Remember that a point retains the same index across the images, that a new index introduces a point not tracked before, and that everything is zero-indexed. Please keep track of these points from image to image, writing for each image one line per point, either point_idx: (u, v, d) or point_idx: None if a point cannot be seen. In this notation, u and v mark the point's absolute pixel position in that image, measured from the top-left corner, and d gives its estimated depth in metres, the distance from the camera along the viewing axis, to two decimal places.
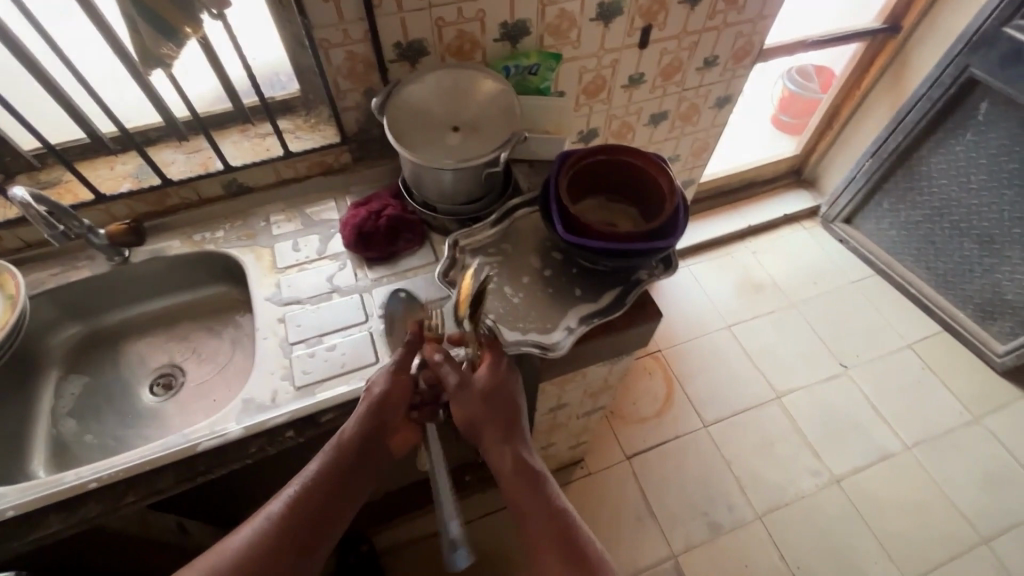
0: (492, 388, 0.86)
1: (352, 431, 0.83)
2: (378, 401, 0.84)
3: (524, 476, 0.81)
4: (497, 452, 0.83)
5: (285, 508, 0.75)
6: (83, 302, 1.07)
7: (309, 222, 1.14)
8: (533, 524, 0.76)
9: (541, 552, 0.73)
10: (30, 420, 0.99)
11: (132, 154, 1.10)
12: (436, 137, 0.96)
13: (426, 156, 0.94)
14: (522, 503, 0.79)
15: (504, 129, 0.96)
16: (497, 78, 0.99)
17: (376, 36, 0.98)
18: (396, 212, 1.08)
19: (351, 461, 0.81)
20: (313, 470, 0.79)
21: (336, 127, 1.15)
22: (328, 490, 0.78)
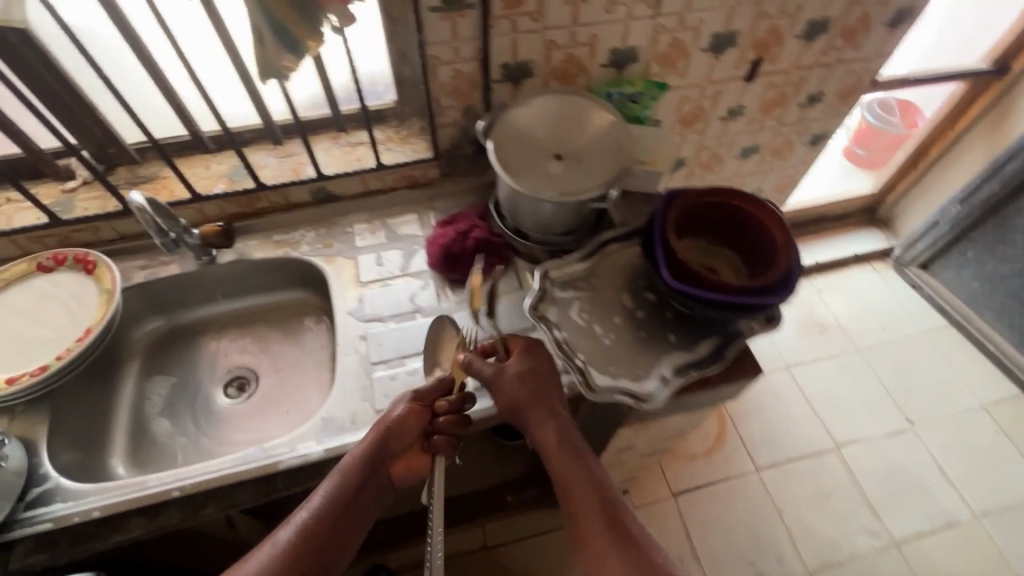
0: (533, 376, 0.85)
1: (360, 452, 0.81)
2: (391, 428, 0.83)
3: (564, 450, 0.80)
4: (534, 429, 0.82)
5: (298, 532, 0.72)
6: (167, 297, 1.08)
7: (393, 236, 1.12)
8: (576, 495, 0.76)
9: (589, 524, 0.73)
10: (111, 410, 0.99)
11: (227, 154, 1.10)
12: (538, 165, 0.92)
13: (528, 184, 0.91)
14: (561, 478, 0.78)
15: (612, 164, 0.91)
16: (611, 110, 0.94)
17: (485, 55, 0.95)
18: (484, 235, 1.05)
19: (362, 482, 0.79)
20: (323, 494, 0.76)
21: (428, 141, 1.13)
22: (343, 508, 0.76)
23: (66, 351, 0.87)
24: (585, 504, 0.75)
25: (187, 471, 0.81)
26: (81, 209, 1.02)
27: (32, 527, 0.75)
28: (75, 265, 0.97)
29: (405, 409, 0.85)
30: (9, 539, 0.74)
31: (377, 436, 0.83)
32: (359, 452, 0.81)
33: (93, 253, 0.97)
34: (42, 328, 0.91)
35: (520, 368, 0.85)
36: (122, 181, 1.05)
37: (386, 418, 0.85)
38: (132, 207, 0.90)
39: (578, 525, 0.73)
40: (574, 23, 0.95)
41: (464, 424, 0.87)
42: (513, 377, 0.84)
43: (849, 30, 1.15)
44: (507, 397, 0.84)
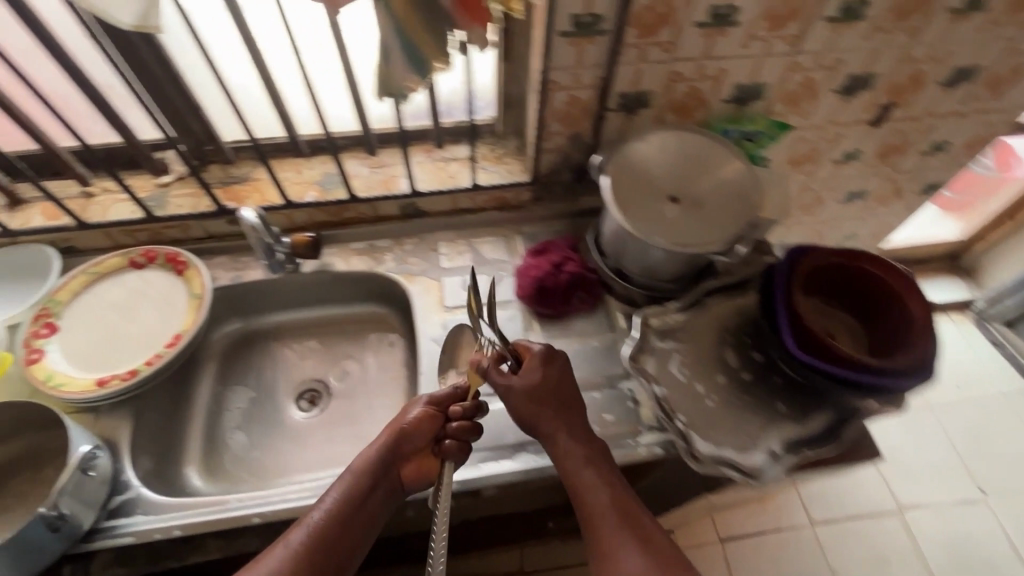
0: (551, 385, 0.81)
1: (371, 454, 0.78)
2: (400, 431, 0.80)
3: (586, 460, 0.77)
4: (554, 437, 0.79)
5: (310, 535, 0.70)
6: (247, 300, 1.06)
7: (479, 259, 1.07)
8: (597, 507, 0.73)
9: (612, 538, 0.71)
10: (188, 413, 0.98)
11: (320, 160, 1.07)
12: (653, 208, 0.86)
13: (641, 227, 0.84)
14: (582, 490, 0.75)
15: (736, 217, 0.84)
16: (743, 160, 0.87)
17: (607, 83, 0.89)
18: (578, 270, 0.99)
19: (373, 484, 0.76)
20: (335, 497, 0.74)
21: (524, 163, 1.08)
22: (354, 510, 0.74)
23: (155, 356, 0.85)
24: (608, 518, 0.72)
25: (267, 495, 0.78)
26: (174, 206, 1.01)
27: (112, 540, 0.73)
28: (165, 263, 0.96)
29: (418, 412, 0.82)
30: (91, 549, 0.73)
31: (385, 439, 0.79)
32: (371, 454, 0.78)
33: (184, 254, 0.95)
34: (132, 327, 0.90)
35: (540, 374, 0.81)
36: (215, 180, 1.03)
37: (398, 420, 0.82)
38: (244, 223, 0.91)
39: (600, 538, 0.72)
40: (705, 55, 0.88)
41: (476, 431, 0.81)
42: (529, 382, 0.81)
43: (996, 79, 1.04)
44: (522, 405, 0.80)
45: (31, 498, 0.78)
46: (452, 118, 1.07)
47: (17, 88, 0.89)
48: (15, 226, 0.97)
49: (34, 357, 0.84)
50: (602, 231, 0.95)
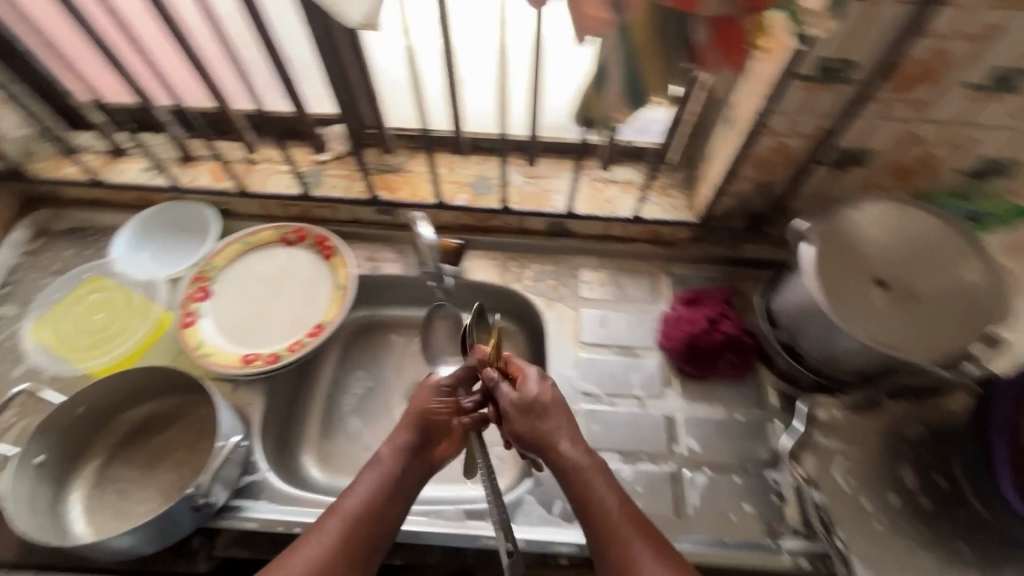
0: (545, 401, 0.73)
1: (400, 446, 0.75)
2: (425, 417, 0.78)
3: (593, 475, 0.68)
4: (557, 451, 0.70)
5: (343, 523, 0.66)
6: (376, 290, 1.02)
7: (622, 295, 0.99)
8: (608, 526, 0.64)
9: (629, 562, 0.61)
10: (308, 398, 0.96)
11: (475, 161, 1.02)
12: (851, 286, 0.74)
13: (842, 313, 0.72)
14: (589, 508, 0.66)
15: (961, 331, 0.71)
16: (989, 263, 0.72)
17: (828, 135, 0.77)
18: (735, 332, 0.89)
19: (403, 472, 0.73)
20: (367, 486, 0.70)
21: (691, 199, 0.98)
22: (386, 499, 0.70)
23: (297, 343, 0.86)
24: (624, 538, 0.62)
25: None
26: (328, 187, 1.00)
27: (237, 525, 0.75)
28: (314, 246, 0.95)
29: (442, 398, 0.80)
30: (218, 527, 0.74)
31: (409, 424, 0.77)
32: (402, 444, 0.75)
33: (333, 240, 0.94)
34: (276, 307, 0.91)
35: (539, 394, 0.74)
36: (370, 165, 1.01)
37: (419, 406, 0.79)
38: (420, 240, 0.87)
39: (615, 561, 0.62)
40: (963, 121, 0.73)
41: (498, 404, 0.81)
42: (522, 402, 0.73)
43: None
44: (522, 421, 0.73)
45: (165, 461, 0.79)
46: (642, 138, 0.98)
47: (210, 50, 0.90)
48: (185, 182, 0.99)
49: (189, 320, 0.87)
50: (779, 299, 0.84)
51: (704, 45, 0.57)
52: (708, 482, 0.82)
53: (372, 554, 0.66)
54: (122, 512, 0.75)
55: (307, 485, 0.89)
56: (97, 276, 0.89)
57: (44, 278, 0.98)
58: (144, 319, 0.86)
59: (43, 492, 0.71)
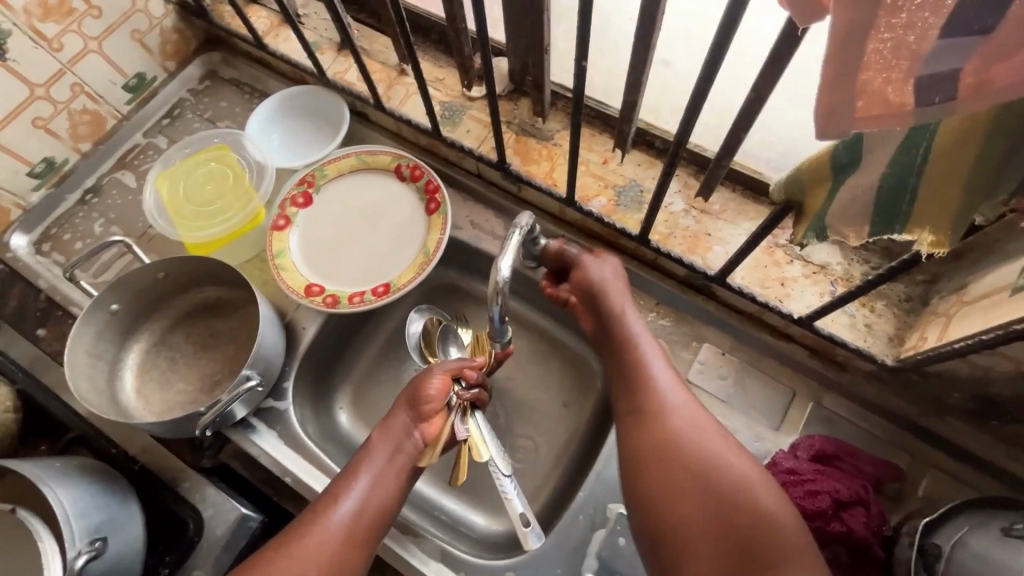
0: (613, 282, 0.70)
1: (399, 429, 0.62)
2: (417, 396, 0.64)
3: (660, 367, 0.63)
4: (619, 315, 0.68)
5: (345, 509, 0.57)
6: (473, 258, 0.87)
7: (739, 399, 0.75)
8: (659, 399, 0.60)
9: (695, 447, 0.55)
10: (361, 338, 0.89)
11: (635, 162, 0.80)
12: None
13: None
14: (639, 375, 0.62)
15: None
16: None
17: None
18: (863, 534, 0.63)
19: (397, 458, 0.61)
20: (367, 473, 0.59)
21: (898, 331, 0.69)
22: (383, 483, 0.59)
23: (359, 296, 0.79)
24: (701, 430, 0.57)
25: None
26: (463, 131, 0.87)
27: (245, 443, 0.76)
28: (422, 193, 0.84)
29: (440, 378, 0.64)
30: (230, 437, 0.76)
31: (404, 401, 0.65)
32: (398, 428, 0.63)
33: (442, 195, 0.82)
34: (360, 243, 0.84)
35: (611, 277, 0.71)
36: (516, 121, 0.85)
37: (416, 383, 0.65)
38: (496, 284, 0.54)
39: (677, 445, 0.56)
40: None
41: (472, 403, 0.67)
42: (592, 279, 0.70)
43: None
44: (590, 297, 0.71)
45: (215, 349, 0.81)
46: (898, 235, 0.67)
47: None
48: (330, 74, 0.93)
49: (280, 223, 0.84)
50: (958, 542, 0.55)
51: None
52: None
53: (378, 539, 0.58)
54: (166, 380, 0.79)
55: (329, 427, 0.84)
56: (224, 146, 0.89)
57: (195, 121, 1.00)
58: (242, 209, 0.85)
59: (111, 335, 0.76)
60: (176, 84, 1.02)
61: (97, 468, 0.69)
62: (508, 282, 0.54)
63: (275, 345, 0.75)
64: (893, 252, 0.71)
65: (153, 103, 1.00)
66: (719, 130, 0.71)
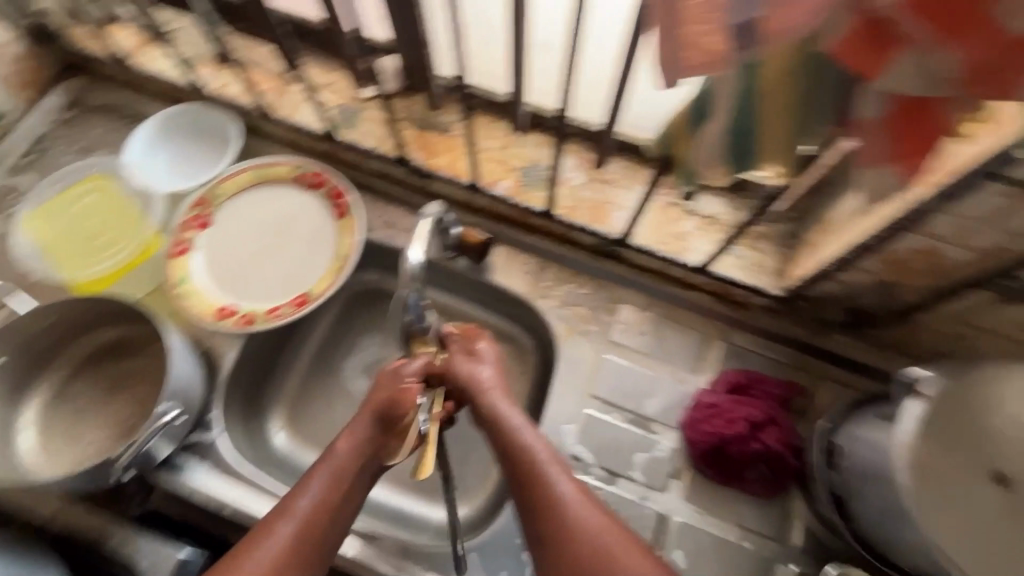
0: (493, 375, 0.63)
1: (360, 436, 0.58)
2: (390, 403, 0.58)
3: (530, 438, 0.58)
4: (510, 430, 0.58)
5: (296, 528, 0.54)
6: (392, 257, 0.87)
7: (658, 350, 0.81)
8: (568, 525, 0.53)
9: (556, 519, 0.53)
10: (289, 355, 0.86)
11: (532, 143, 0.84)
12: (972, 501, 0.53)
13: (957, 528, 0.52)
14: (540, 496, 0.55)
15: None
16: None
17: (1010, 265, 0.53)
18: (778, 447, 0.71)
19: (358, 472, 0.57)
20: (322, 485, 0.56)
21: (782, 265, 0.77)
22: (341, 499, 0.56)
23: (277, 311, 0.77)
24: (563, 504, 0.54)
25: None
26: (361, 132, 0.86)
27: (175, 483, 0.72)
28: (329, 199, 0.83)
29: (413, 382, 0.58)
30: (156, 480, 0.72)
31: (372, 406, 0.59)
32: (361, 434, 0.58)
33: (349, 198, 0.81)
34: (270, 258, 0.82)
35: (489, 374, 0.62)
36: (413, 117, 0.86)
37: (384, 389, 0.59)
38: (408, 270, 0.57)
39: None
40: None
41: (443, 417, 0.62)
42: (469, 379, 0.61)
43: None
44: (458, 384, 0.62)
45: (124, 392, 0.76)
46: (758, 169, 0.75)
47: None
48: (212, 89, 0.89)
49: (180, 250, 0.80)
50: (852, 436, 0.64)
51: (871, 124, 0.35)
52: None
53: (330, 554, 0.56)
54: (73, 434, 0.73)
55: (267, 451, 0.81)
56: (102, 177, 0.84)
57: (64, 155, 0.92)
58: (130, 242, 0.81)
59: None
60: (36, 118, 0.93)
61: (3, 543, 0.63)
62: None
63: (192, 376, 0.71)
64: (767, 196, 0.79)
65: (11, 142, 0.91)
66: (603, 104, 0.76)
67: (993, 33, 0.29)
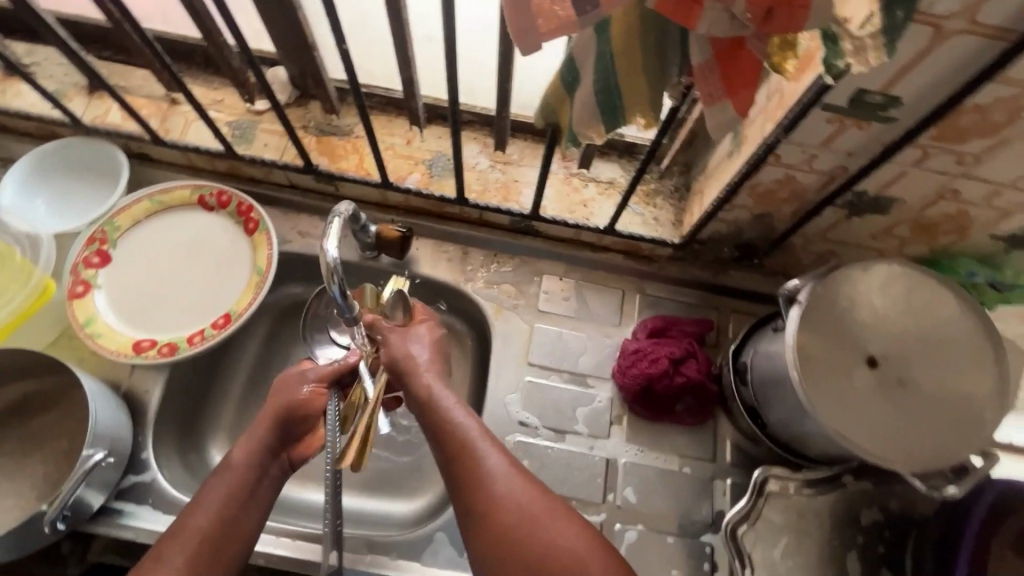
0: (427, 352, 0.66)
1: (257, 445, 0.61)
2: (291, 407, 0.63)
3: (461, 414, 0.61)
4: (439, 406, 0.61)
5: (188, 545, 0.54)
6: (313, 266, 0.86)
7: (583, 311, 0.87)
8: (493, 490, 0.57)
9: (483, 484, 0.57)
10: (221, 381, 0.84)
11: (435, 135, 0.87)
12: (840, 385, 0.63)
13: (827, 408, 0.61)
14: (470, 468, 0.58)
15: (951, 437, 0.62)
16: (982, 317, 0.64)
17: (849, 181, 0.62)
18: (698, 376, 0.79)
19: (257, 482, 0.60)
20: (219, 499, 0.57)
21: (678, 215, 0.85)
22: (238, 511, 0.57)
23: (199, 335, 0.75)
24: (489, 471, 0.58)
25: (278, 534, 0.72)
26: (260, 145, 0.85)
27: (115, 530, 0.68)
28: (236, 215, 0.81)
29: (314, 386, 0.64)
30: (93, 532, 0.68)
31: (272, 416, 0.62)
32: (260, 443, 0.61)
33: (257, 212, 0.80)
34: (182, 284, 0.79)
35: (424, 356, 0.65)
36: (312, 124, 0.86)
37: (285, 392, 0.64)
38: (326, 265, 0.55)
39: (515, 538, 0.55)
40: (1011, 185, 0.59)
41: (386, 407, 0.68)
42: (400, 354, 0.65)
43: None
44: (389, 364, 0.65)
45: (40, 449, 0.71)
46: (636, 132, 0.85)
47: None
48: (88, 120, 0.84)
49: (79, 290, 0.76)
50: (755, 351, 0.72)
51: (700, 67, 0.40)
52: (636, 537, 0.75)
53: (225, 573, 0.55)
54: None
55: None
56: None
57: None
58: (21, 286, 0.73)
59: None
60: None
61: None
62: (339, 261, 0.56)
63: (116, 416, 0.68)
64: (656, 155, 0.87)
65: None
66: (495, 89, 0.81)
67: None
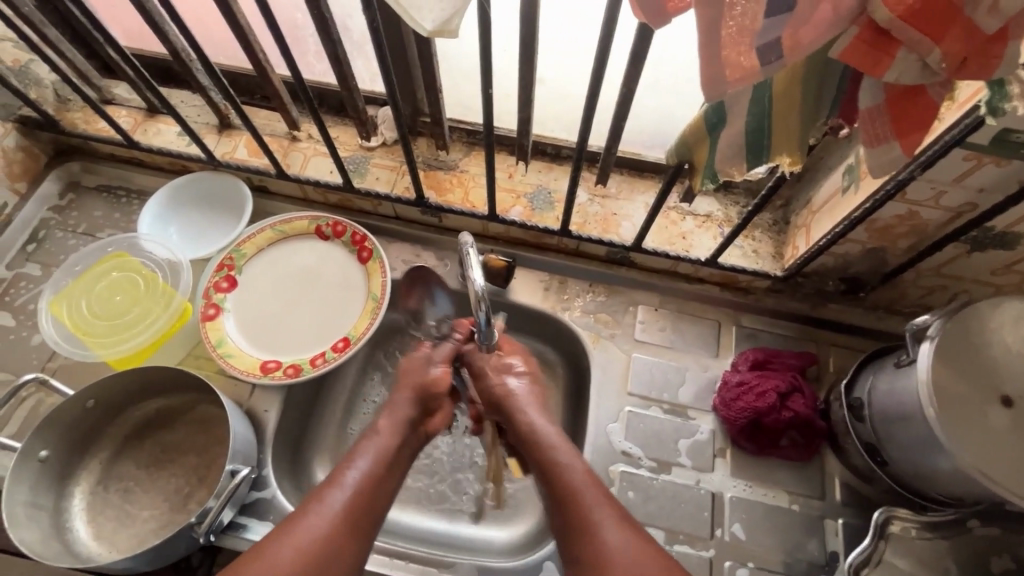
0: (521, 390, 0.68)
1: (403, 413, 0.66)
2: (423, 386, 0.68)
3: (565, 450, 0.62)
4: (541, 439, 0.63)
5: (345, 496, 0.56)
6: None
7: (680, 342, 0.87)
8: (599, 533, 0.55)
9: (589, 524, 0.56)
10: (328, 403, 0.87)
11: (536, 170, 0.91)
12: (981, 417, 0.61)
13: (967, 440, 0.60)
14: (577, 510, 0.57)
15: None
16: None
17: (979, 216, 0.62)
18: (807, 410, 0.78)
19: (399, 449, 0.63)
20: (368, 456, 0.61)
21: (777, 248, 0.86)
22: (384, 474, 0.60)
23: (321, 357, 0.79)
24: (591, 514, 0.56)
25: (389, 556, 0.74)
26: (372, 179, 0.90)
27: (241, 545, 0.71)
28: (350, 245, 0.86)
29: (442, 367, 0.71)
30: (219, 545, 0.71)
31: (411, 388, 0.68)
32: (401, 413, 0.66)
33: (372, 242, 0.84)
34: (301, 308, 0.84)
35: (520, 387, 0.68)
36: (421, 159, 0.91)
37: (415, 371, 0.70)
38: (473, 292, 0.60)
39: None
40: None
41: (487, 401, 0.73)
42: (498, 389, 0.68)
43: None
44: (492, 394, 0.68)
45: (173, 463, 0.75)
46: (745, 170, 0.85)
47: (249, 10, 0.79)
48: (218, 155, 0.91)
49: (210, 313, 0.81)
50: (872, 387, 0.71)
51: (869, 110, 0.42)
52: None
53: (367, 533, 0.56)
54: (126, 514, 0.72)
55: None
56: (122, 252, 0.84)
57: (69, 239, 0.91)
58: (164, 308, 0.80)
59: (47, 484, 0.68)
60: (35, 206, 0.92)
61: None
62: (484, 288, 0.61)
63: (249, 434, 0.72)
64: (753, 189, 0.88)
65: (9, 232, 0.89)
66: (601, 126, 0.84)
67: (968, 31, 0.36)
